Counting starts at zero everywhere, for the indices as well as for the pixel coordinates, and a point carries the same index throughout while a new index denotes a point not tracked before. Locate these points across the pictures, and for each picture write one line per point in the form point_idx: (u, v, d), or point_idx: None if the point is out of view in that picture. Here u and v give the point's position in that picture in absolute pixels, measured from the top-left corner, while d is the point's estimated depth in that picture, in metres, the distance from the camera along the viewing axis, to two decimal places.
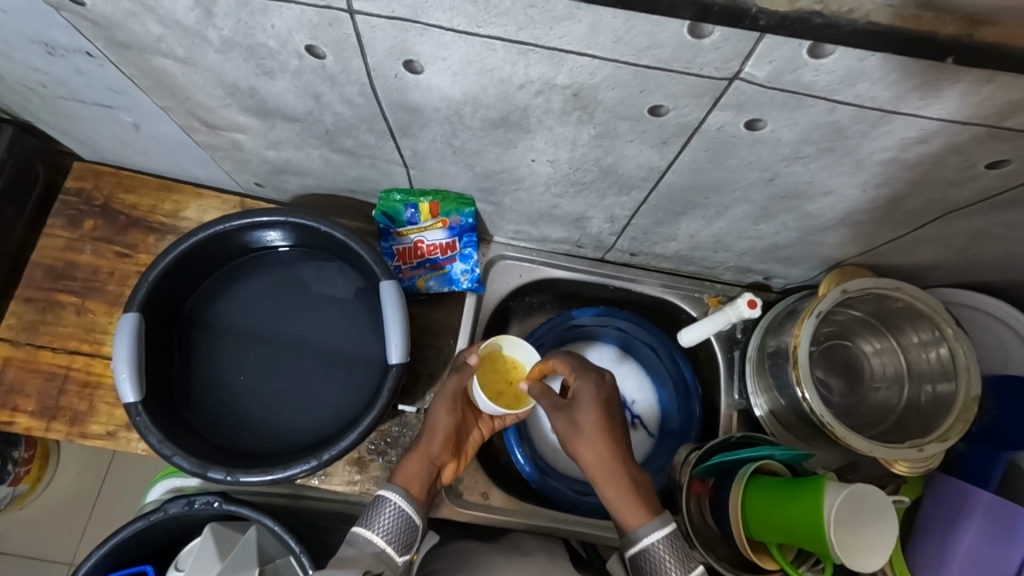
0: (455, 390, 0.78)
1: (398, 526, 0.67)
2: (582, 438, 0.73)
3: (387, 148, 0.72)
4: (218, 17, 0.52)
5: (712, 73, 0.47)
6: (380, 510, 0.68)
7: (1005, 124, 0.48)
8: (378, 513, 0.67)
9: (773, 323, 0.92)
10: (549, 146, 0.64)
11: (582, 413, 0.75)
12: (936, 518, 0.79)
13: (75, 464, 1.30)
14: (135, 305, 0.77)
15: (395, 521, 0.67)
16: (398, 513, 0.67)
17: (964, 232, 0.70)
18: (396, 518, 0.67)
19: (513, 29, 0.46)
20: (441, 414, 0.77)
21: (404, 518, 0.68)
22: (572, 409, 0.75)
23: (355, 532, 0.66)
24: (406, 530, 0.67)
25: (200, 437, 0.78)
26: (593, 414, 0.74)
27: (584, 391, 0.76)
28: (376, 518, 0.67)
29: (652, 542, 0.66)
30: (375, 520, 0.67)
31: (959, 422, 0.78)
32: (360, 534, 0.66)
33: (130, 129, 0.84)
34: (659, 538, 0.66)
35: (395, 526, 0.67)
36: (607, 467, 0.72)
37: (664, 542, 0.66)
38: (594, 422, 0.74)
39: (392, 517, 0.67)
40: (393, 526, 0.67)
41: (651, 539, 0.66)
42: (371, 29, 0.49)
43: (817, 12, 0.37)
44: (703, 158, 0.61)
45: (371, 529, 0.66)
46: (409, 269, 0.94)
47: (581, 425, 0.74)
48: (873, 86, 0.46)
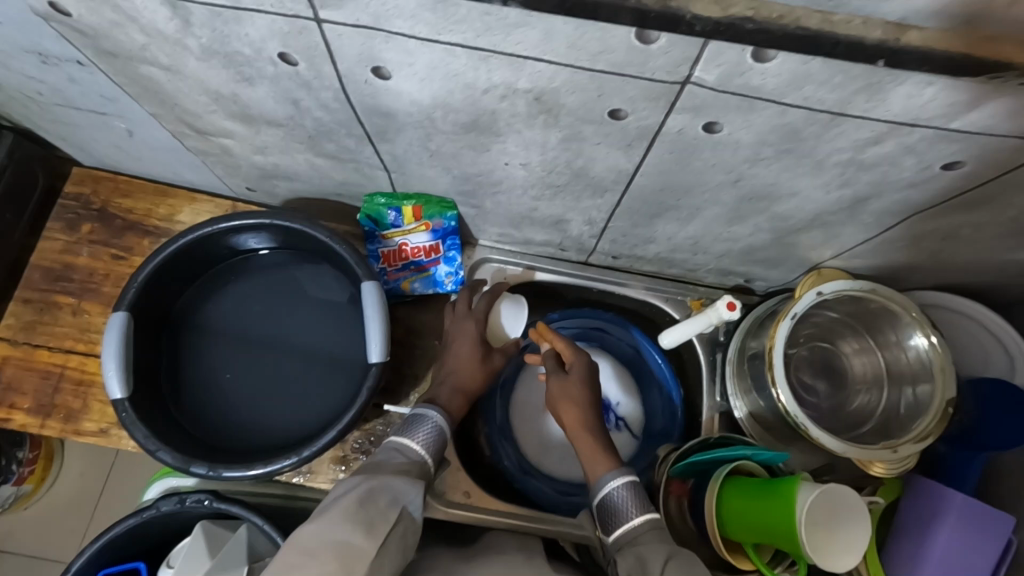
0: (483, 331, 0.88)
1: (436, 441, 0.74)
2: (565, 393, 0.80)
3: (368, 152, 0.74)
4: (196, 27, 0.54)
5: (664, 77, 0.49)
6: (421, 425, 0.74)
7: (952, 126, 0.49)
8: (420, 426, 0.74)
9: (754, 325, 0.93)
10: (520, 150, 0.66)
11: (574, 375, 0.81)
12: (911, 520, 0.79)
13: (79, 464, 1.33)
14: (124, 305, 0.79)
15: (433, 437, 0.74)
16: (436, 429, 0.74)
17: (933, 233, 0.71)
18: (436, 431, 0.74)
19: (472, 36, 0.48)
20: (463, 346, 0.86)
21: (440, 433, 0.75)
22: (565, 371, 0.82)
23: (401, 442, 0.71)
24: (441, 446, 0.74)
25: (185, 434, 0.80)
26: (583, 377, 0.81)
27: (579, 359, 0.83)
28: (418, 431, 0.73)
29: (614, 487, 0.70)
30: (417, 431, 0.73)
31: (934, 423, 0.79)
32: (405, 444, 0.71)
33: (125, 135, 0.87)
34: (620, 484, 0.70)
35: (433, 441, 0.73)
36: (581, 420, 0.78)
37: (625, 488, 0.69)
38: (579, 381, 0.80)
39: (432, 432, 0.74)
40: (431, 441, 0.73)
41: (614, 483, 0.70)
42: (338, 36, 0.52)
43: (749, 18, 0.39)
44: (668, 160, 0.62)
45: (414, 441, 0.72)
46: (394, 271, 0.96)
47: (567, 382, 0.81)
48: (819, 89, 0.47)
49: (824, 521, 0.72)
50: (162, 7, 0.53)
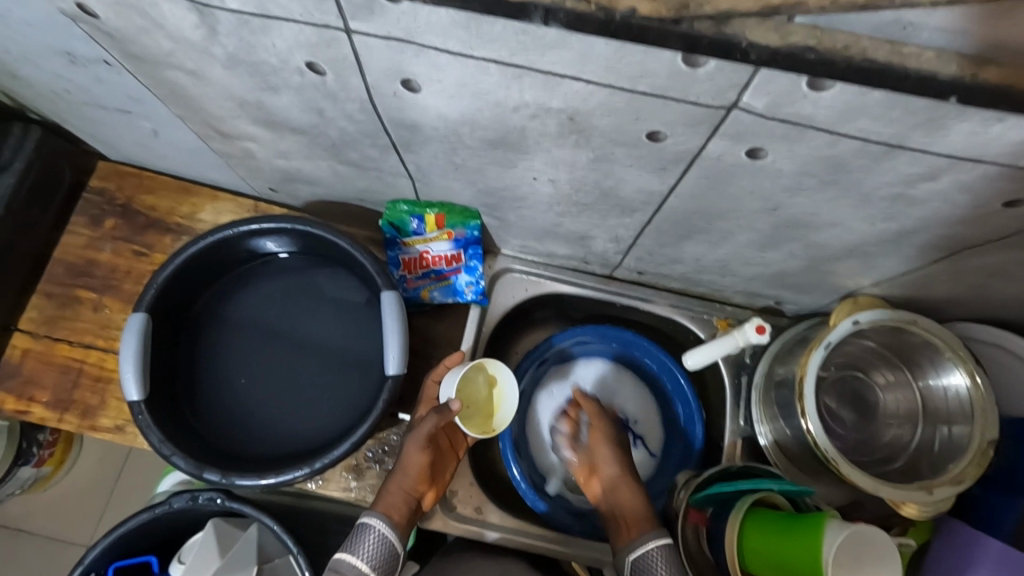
0: (428, 431, 0.72)
1: (381, 552, 0.67)
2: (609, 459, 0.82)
3: (392, 161, 0.72)
4: (222, 35, 0.53)
5: (709, 102, 0.46)
6: (364, 536, 0.68)
7: (1019, 164, 0.46)
8: (361, 538, 0.68)
9: (783, 350, 0.90)
10: (548, 167, 0.63)
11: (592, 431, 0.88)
12: (943, 563, 0.76)
13: (97, 449, 1.35)
14: (143, 306, 0.79)
15: (379, 547, 0.67)
16: (381, 539, 0.68)
17: (982, 269, 0.67)
18: (379, 543, 0.67)
19: (506, 54, 0.46)
20: (411, 449, 0.74)
21: (387, 543, 0.68)
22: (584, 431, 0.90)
23: (339, 557, 0.66)
24: (389, 557, 0.68)
25: (198, 438, 0.80)
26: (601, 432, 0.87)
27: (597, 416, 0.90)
28: (359, 544, 0.67)
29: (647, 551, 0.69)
30: (359, 545, 0.67)
31: (973, 466, 0.75)
32: (343, 560, 0.66)
33: (149, 134, 0.87)
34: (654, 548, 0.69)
35: (379, 552, 0.67)
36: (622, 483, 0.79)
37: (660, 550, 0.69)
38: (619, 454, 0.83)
39: (374, 544, 0.67)
40: (376, 552, 0.67)
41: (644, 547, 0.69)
42: (367, 49, 0.50)
43: (809, 48, 0.36)
44: (703, 185, 0.59)
45: (354, 554, 0.66)
46: (414, 279, 0.94)
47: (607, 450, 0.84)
48: (875, 122, 0.44)
49: (848, 562, 0.68)
50: (189, 14, 0.51)
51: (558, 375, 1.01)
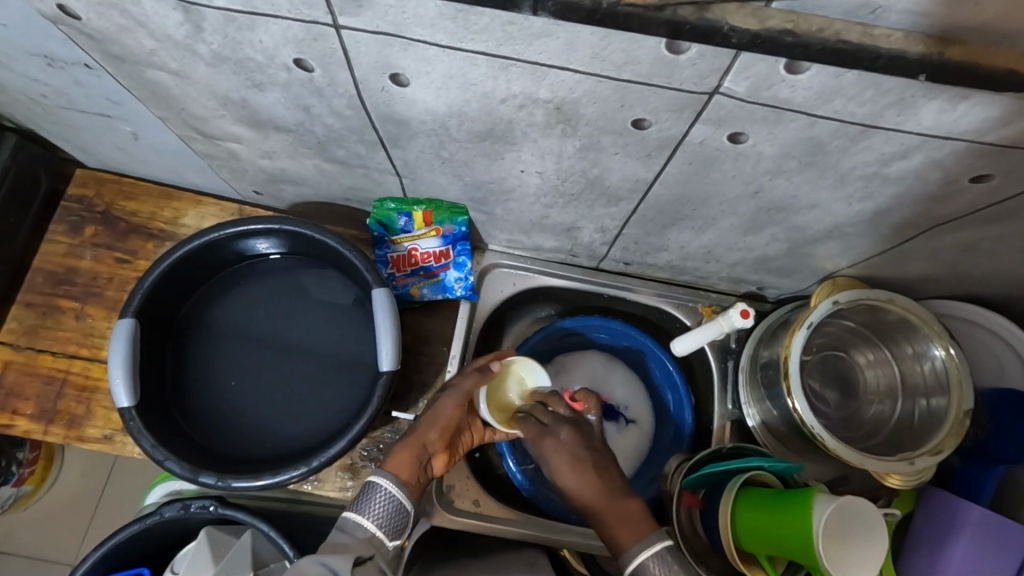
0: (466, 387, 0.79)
1: (389, 512, 0.68)
2: (561, 466, 0.75)
3: (378, 158, 0.73)
4: (207, 32, 0.53)
5: (691, 88, 0.48)
6: (371, 495, 0.69)
7: (985, 140, 0.48)
8: (369, 498, 0.69)
9: (766, 334, 0.92)
10: (535, 158, 0.64)
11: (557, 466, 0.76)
12: (923, 530, 0.79)
13: (79, 464, 1.32)
14: (130, 311, 0.78)
15: (386, 505, 0.68)
16: (389, 499, 0.69)
17: (953, 245, 0.70)
18: (387, 502, 0.68)
19: (494, 45, 0.47)
20: (446, 405, 0.79)
21: (395, 503, 0.69)
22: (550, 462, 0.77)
23: (346, 516, 0.67)
24: (395, 517, 0.69)
25: (191, 442, 0.79)
26: (566, 463, 0.75)
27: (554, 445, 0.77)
28: (366, 504, 0.68)
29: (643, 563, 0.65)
30: (366, 504, 0.68)
31: (951, 436, 0.78)
32: (351, 518, 0.67)
33: (130, 138, 0.86)
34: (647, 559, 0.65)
35: (387, 512, 0.68)
36: (586, 488, 0.74)
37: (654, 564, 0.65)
38: (565, 455, 0.76)
39: (381, 504, 0.68)
40: (383, 511, 0.68)
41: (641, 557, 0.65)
42: (355, 43, 0.50)
43: (787, 31, 0.37)
44: (686, 171, 0.61)
45: (362, 514, 0.67)
46: (403, 276, 0.95)
47: (558, 462, 0.76)
48: (850, 103, 0.46)
49: (838, 536, 0.71)
50: (174, 12, 0.51)
51: (549, 367, 1.02)
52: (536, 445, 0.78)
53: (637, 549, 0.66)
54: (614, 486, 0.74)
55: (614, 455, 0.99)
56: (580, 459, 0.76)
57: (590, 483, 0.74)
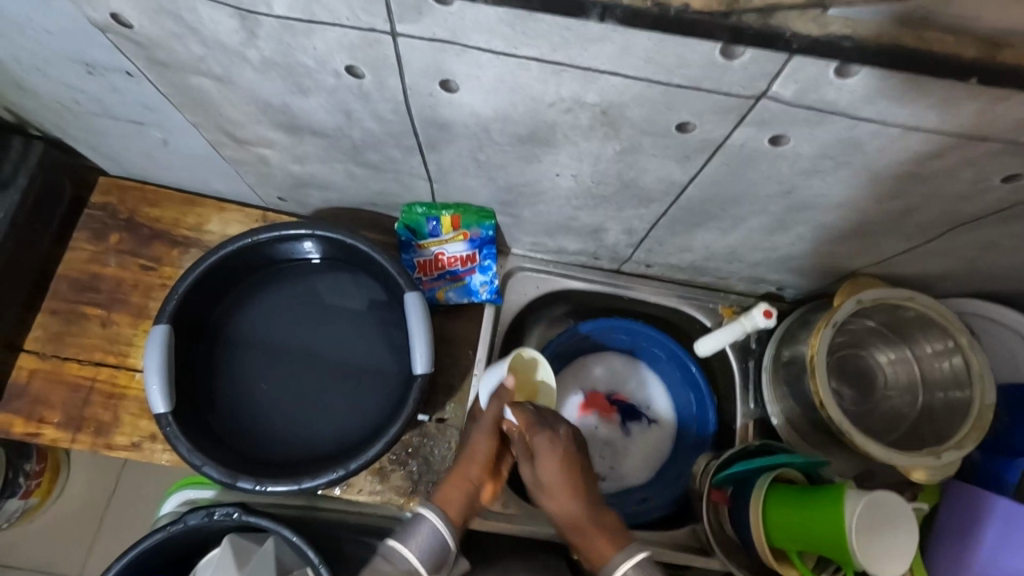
0: (496, 416, 0.76)
1: (434, 548, 0.66)
2: (550, 466, 0.70)
3: (413, 162, 0.74)
4: (261, 39, 0.54)
5: (740, 91, 0.49)
6: (417, 529, 0.66)
7: (1020, 139, 0.50)
8: (415, 531, 0.66)
9: (789, 332, 0.94)
10: (573, 161, 0.66)
11: (543, 469, 0.70)
12: (952, 522, 0.81)
13: (88, 476, 1.30)
14: (164, 317, 0.78)
15: (431, 541, 0.66)
16: (434, 535, 0.66)
17: (975, 243, 0.72)
18: (432, 538, 0.66)
19: (549, 50, 0.48)
20: (482, 440, 0.76)
21: (440, 539, 0.66)
22: (537, 465, 0.71)
23: (393, 547, 0.64)
24: (438, 553, 0.66)
25: (224, 446, 0.79)
26: (554, 467, 0.70)
27: (543, 448, 0.70)
28: (411, 536, 0.66)
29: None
30: (411, 538, 0.65)
31: (975, 430, 0.79)
32: (396, 549, 0.64)
33: (159, 145, 0.86)
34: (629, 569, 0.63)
35: (432, 546, 0.66)
36: (571, 488, 0.69)
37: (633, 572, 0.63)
38: (557, 455, 0.70)
39: (427, 538, 0.66)
40: (426, 546, 0.65)
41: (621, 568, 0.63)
42: (410, 49, 0.52)
43: (847, 36, 0.39)
44: (722, 172, 0.63)
45: (405, 545, 0.65)
46: (429, 280, 0.96)
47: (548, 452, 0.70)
48: (892, 104, 0.48)
49: (872, 531, 0.72)
50: (231, 19, 0.52)
51: (572, 368, 1.03)
52: (524, 436, 0.72)
53: (617, 559, 0.64)
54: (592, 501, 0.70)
55: (635, 455, 1.01)
56: (570, 458, 0.70)
57: (576, 487, 0.69)
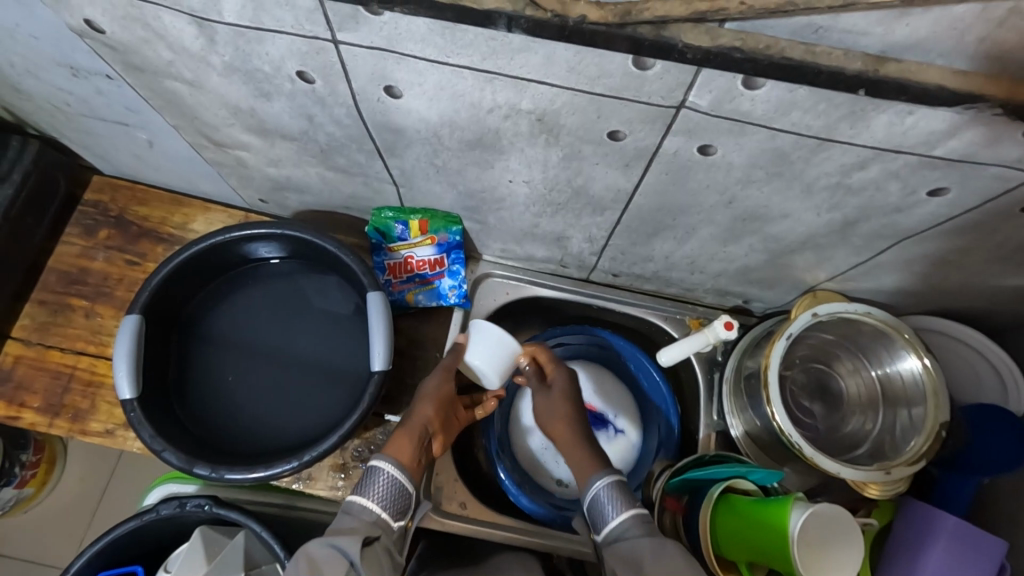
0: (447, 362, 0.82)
1: (392, 494, 0.70)
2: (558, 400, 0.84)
3: (377, 166, 0.77)
4: (219, 45, 0.58)
5: (659, 101, 0.52)
6: (374, 479, 0.71)
7: (935, 153, 0.51)
8: (372, 481, 0.71)
9: (751, 344, 0.94)
10: (523, 167, 0.68)
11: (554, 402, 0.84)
12: (904, 536, 0.80)
13: (80, 468, 1.34)
14: (137, 308, 0.81)
15: (389, 489, 0.70)
16: (392, 482, 0.71)
17: (924, 259, 0.72)
18: (389, 485, 0.70)
19: (478, 59, 0.51)
20: (433, 382, 0.82)
21: (398, 485, 0.71)
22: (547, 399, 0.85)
23: (351, 500, 0.69)
24: (399, 498, 0.71)
25: (188, 434, 0.82)
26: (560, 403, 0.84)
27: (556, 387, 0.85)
28: (370, 487, 0.70)
29: (601, 488, 0.71)
30: (370, 488, 0.70)
31: (929, 446, 0.79)
32: (356, 501, 0.69)
33: (145, 146, 0.91)
34: (605, 485, 0.71)
35: (390, 493, 0.70)
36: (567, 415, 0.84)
37: (609, 487, 0.71)
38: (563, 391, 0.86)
39: (384, 485, 0.70)
40: (386, 494, 0.70)
41: (600, 483, 0.72)
42: (353, 57, 0.55)
43: (736, 48, 0.42)
44: (663, 181, 0.65)
45: (366, 496, 0.69)
46: (399, 282, 0.98)
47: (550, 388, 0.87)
48: (806, 115, 0.50)
49: (814, 541, 0.73)
50: (189, 27, 0.56)
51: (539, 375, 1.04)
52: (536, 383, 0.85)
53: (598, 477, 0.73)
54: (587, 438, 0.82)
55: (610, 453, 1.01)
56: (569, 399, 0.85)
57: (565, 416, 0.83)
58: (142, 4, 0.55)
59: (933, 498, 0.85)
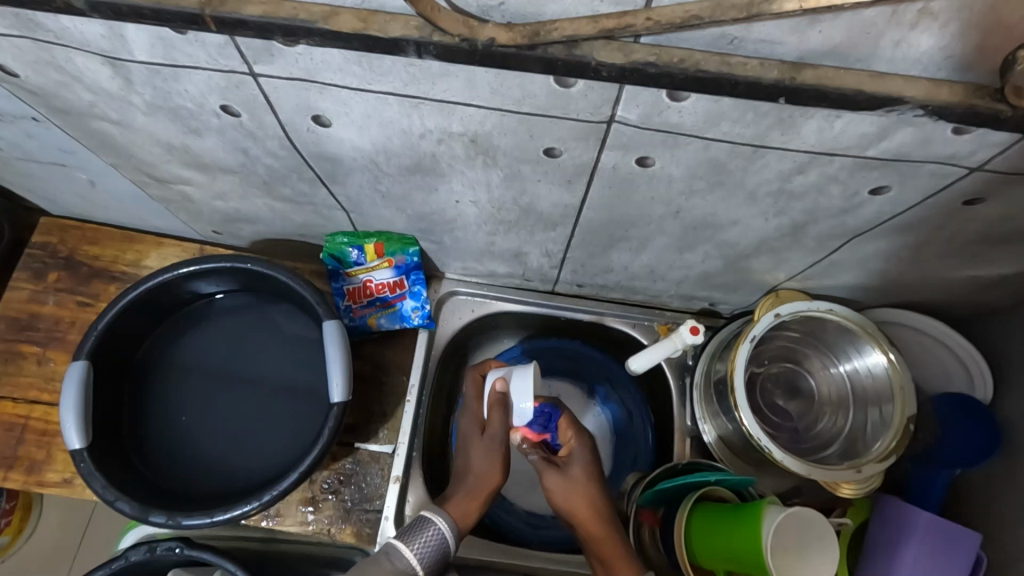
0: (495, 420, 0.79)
1: (434, 552, 0.71)
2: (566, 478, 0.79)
3: (323, 195, 0.74)
4: (138, 84, 0.56)
5: (589, 117, 0.51)
6: (423, 531, 0.72)
7: (869, 154, 0.51)
8: (418, 533, 0.71)
9: (719, 348, 0.91)
10: (467, 188, 0.66)
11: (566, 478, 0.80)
12: (880, 535, 0.79)
13: (59, 513, 1.24)
14: (84, 353, 0.79)
15: (433, 547, 0.71)
16: (436, 539, 0.71)
17: (878, 255, 0.72)
18: (435, 541, 0.71)
19: (400, 85, 0.50)
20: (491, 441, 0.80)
21: (441, 544, 0.72)
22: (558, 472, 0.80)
23: (394, 545, 0.69)
24: (438, 558, 0.72)
25: (142, 480, 0.79)
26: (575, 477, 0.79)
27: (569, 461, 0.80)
28: (415, 538, 0.71)
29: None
30: (416, 539, 0.71)
31: (897, 442, 0.79)
32: (396, 549, 0.69)
33: (88, 185, 0.89)
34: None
35: (432, 550, 0.71)
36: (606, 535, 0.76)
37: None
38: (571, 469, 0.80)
39: (432, 541, 0.71)
40: (429, 550, 0.71)
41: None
42: (274, 89, 0.53)
43: (650, 64, 0.42)
44: (609, 195, 0.63)
45: (409, 547, 0.70)
46: (360, 308, 0.94)
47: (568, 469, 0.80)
48: (735, 125, 0.49)
49: (792, 547, 0.71)
50: (104, 67, 0.55)
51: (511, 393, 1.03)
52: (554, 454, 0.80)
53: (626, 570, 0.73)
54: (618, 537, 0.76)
55: None
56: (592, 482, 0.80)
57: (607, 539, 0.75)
58: (52, 47, 0.54)
59: (908, 492, 0.84)
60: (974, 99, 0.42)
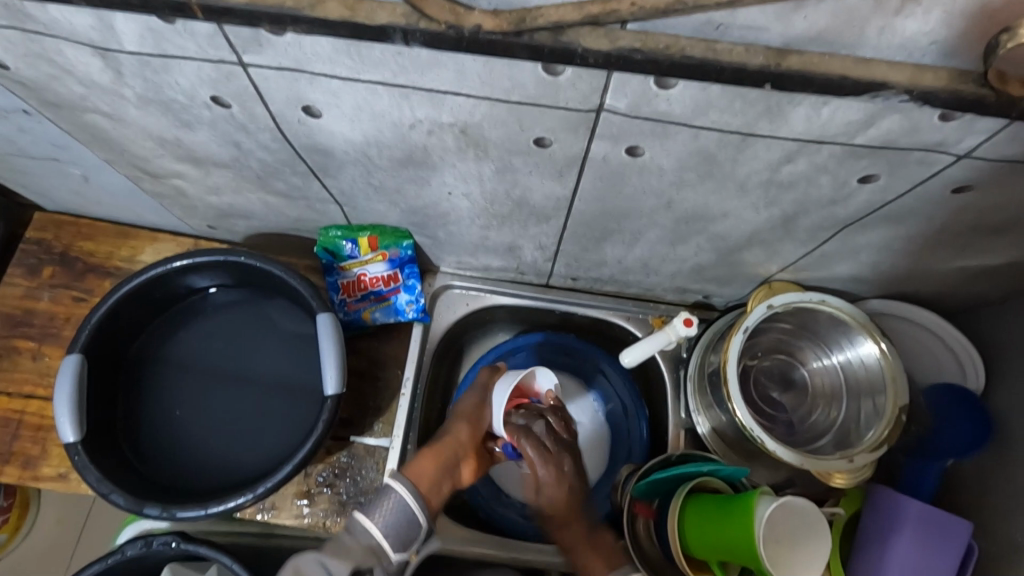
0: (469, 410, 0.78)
1: (399, 521, 0.63)
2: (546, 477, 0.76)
3: (315, 188, 0.75)
4: (128, 75, 0.57)
5: (578, 107, 0.51)
6: (383, 500, 0.64)
7: (857, 142, 0.51)
8: (379, 503, 0.64)
9: (712, 341, 0.92)
10: (459, 181, 0.67)
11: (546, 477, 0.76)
12: (873, 524, 0.79)
13: (57, 511, 1.23)
14: (78, 347, 0.79)
15: (397, 514, 0.63)
16: (401, 505, 0.63)
17: (870, 246, 0.72)
18: (398, 508, 0.63)
19: (390, 76, 0.50)
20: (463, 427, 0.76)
21: (406, 510, 0.63)
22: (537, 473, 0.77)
23: (355, 519, 0.63)
24: (405, 528, 0.63)
25: (136, 474, 0.80)
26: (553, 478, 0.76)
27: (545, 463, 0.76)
28: (377, 507, 0.63)
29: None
30: (377, 510, 0.63)
31: (890, 431, 0.79)
32: (357, 521, 0.62)
33: (82, 180, 0.89)
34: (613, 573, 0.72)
35: (397, 519, 0.63)
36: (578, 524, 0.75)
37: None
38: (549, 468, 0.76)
39: (393, 506, 0.63)
40: (392, 519, 0.63)
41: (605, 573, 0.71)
42: (264, 80, 0.54)
43: (636, 51, 0.42)
44: (600, 186, 0.63)
45: (369, 517, 0.62)
46: (354, 302, 0.94)
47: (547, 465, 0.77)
48: (723, 113, 0.49)
49: (781, 536, 0.72)
50: (94, 58, 0.55)
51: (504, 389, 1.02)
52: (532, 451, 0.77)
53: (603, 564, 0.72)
54: (588, 529, 0.75)
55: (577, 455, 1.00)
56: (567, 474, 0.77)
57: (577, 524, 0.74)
58: (42, 39, 0.54)
59: (902, 483, 0.84)
60: (957, 85, 0.43)
